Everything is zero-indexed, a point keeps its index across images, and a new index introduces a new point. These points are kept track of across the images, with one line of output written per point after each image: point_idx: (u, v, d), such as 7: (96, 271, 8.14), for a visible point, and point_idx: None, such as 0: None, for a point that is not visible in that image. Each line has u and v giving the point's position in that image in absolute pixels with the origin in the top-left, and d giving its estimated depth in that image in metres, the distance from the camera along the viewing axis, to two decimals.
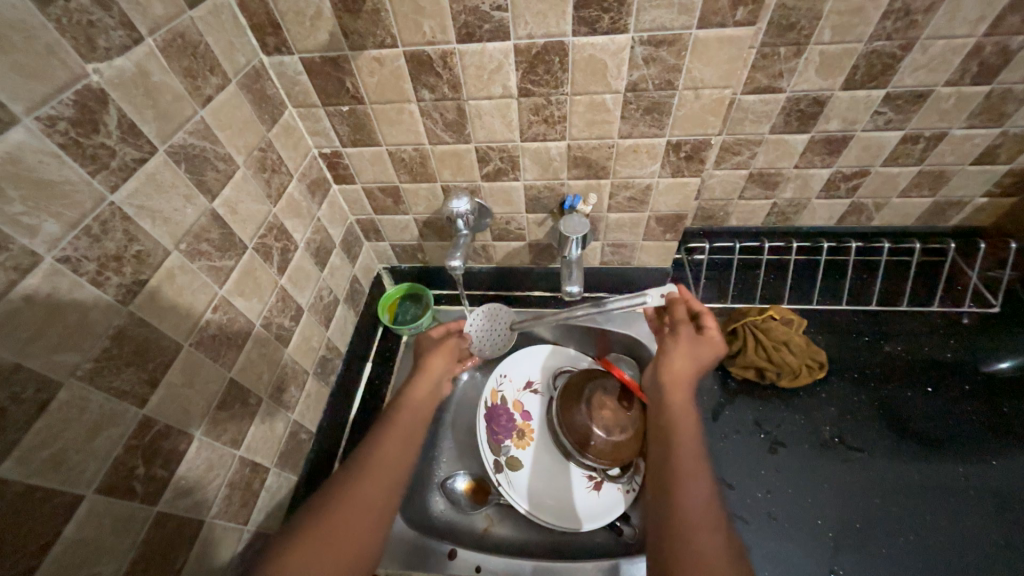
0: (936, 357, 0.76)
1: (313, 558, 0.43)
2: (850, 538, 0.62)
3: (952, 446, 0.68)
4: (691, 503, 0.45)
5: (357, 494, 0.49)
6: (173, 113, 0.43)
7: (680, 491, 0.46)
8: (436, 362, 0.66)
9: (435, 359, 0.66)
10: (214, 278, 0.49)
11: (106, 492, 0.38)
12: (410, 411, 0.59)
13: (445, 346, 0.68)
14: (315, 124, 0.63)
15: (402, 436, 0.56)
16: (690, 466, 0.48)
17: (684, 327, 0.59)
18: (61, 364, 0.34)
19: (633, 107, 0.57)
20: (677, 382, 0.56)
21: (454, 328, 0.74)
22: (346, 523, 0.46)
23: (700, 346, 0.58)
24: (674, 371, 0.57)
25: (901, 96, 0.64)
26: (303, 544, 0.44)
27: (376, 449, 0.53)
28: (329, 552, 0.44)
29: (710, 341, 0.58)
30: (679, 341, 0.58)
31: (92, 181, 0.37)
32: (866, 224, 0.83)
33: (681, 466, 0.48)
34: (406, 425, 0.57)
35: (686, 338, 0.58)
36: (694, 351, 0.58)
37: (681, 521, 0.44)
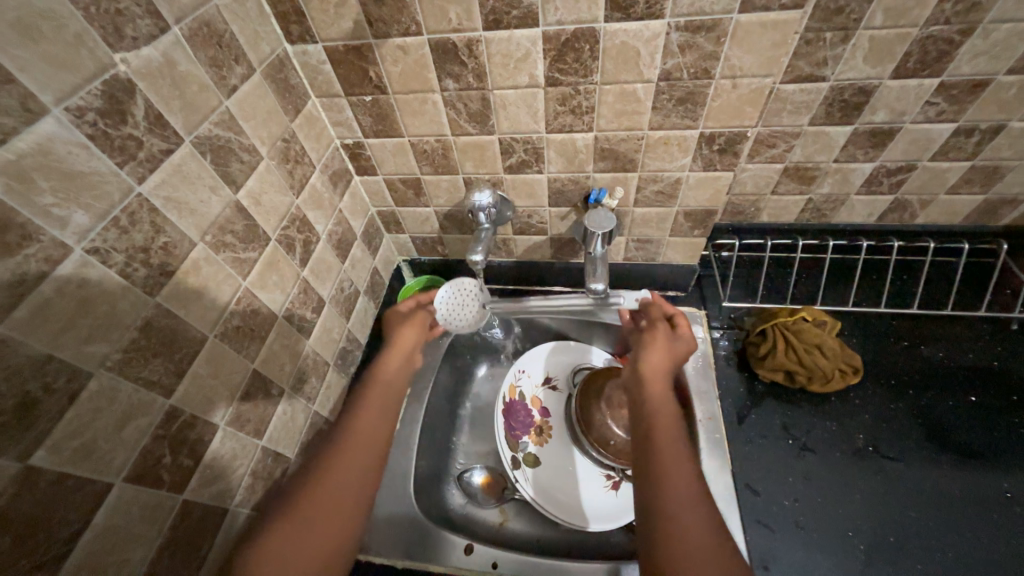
0: (982, 364, 0.72)
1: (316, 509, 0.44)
2: (884, 552, 0.59)
3: (997, 459, 0.64)
4: (688, 516, 0.41)
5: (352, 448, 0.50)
6: (199, 104, 0.43)
7: (670, 504, 0.42)
8: (406, 334, 0.66)
9: (403, 331, 0.66)
10: (238, 270, 0.49)
11: (135, 480, 0.38)
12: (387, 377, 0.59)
13: (414, 320, 0.68)
14: (338, 114, 0.63)
15: (386, 398, 0.57)
16: (679, 473, 0.44)
17: (659, 325, 0.61)
18: (91, 355, 0.35)
19: (666, 97, 0.55)
20: (656, 384, 0.54)
21: (425, 299, 0.73)
22: (340, 483, 0.47)
23: (675, 344, 0.59)
24: (651, 368, 0.55)
25: (956, 85, 0.59)
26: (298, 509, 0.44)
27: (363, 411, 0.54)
28: (322, 512, 0.45)
29: (684, 339, 0.60)
30: (654, 339, 0.59)
31: (120, 172, 0.36)
32: (909, 222, 0.78)
33: (669, 473, 0.44)
34: (383, 388, 0.58)
35: (660, 337, 0.59)
36: (670, 350, 0.58)
37: (679, 538, 0.40)
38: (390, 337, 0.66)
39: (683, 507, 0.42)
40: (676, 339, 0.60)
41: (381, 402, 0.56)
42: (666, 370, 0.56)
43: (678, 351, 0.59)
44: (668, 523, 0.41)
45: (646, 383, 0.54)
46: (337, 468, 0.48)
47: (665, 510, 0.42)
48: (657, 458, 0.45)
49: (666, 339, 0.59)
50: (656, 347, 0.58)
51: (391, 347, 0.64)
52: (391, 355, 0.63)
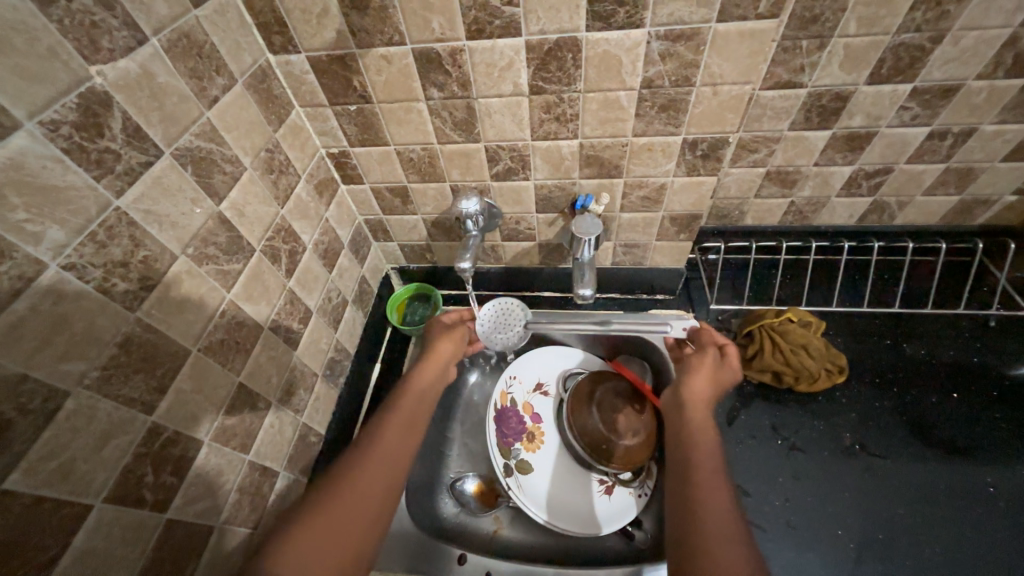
0: (963, 360, 0.74)
1: (339, 517, 0.44)
2: (873, 549, 0.60)
3: (979, 454, 0.65)
4: (723, 548, 0.41)
5: (379, 458, 0.50)
6: (178, 115, 0.43)
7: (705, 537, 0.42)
8: (444, 347, 0.68)
9: (442, 343, 0.69)
10: (221, 282, 0.48)
11: (115, 501, 0.37)
12: (410, 401, 0.59)
13: (450, 334, 0.70)
14: (323, 123, 0.62)
15: (405, 427, 0.55)
16: (719, 507, 0.45)
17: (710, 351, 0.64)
18: (68, 373, 0.34)
19: (648, 105, 0.55)
20: (699, 419, 0.55)
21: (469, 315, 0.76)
22: (361, 498, 0.46)
23: (721, 371, 0.62)
24: (695, 390, 0.59)
25: (929, 90, 0.61)
26: (306, 535, 0.42)
27: (381, 439, 0.52)
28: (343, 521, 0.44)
29: (730, 369, 0.62)
30: (703, 364, 0.62)
31: (98, 186, 0.36)
32: (888, 223, 0.80)
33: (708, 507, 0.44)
34: (409, 409, 0.58)
35: (702, 365, 0.62)
36: (715, 375, 0.61)
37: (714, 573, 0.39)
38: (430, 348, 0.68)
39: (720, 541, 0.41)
40: (721, 371, 0.62)
41: (401, 431, 0.54)
42: (709, 406, 0.57)
43: (722, 380, 0.61)
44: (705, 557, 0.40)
45: (687, 417, 0.56)
46: (347, 498, 0.46)
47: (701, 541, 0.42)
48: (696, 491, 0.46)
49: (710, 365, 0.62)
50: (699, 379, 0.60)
51: (425, 369, 0.64)
52: (422, 379, 0.63)
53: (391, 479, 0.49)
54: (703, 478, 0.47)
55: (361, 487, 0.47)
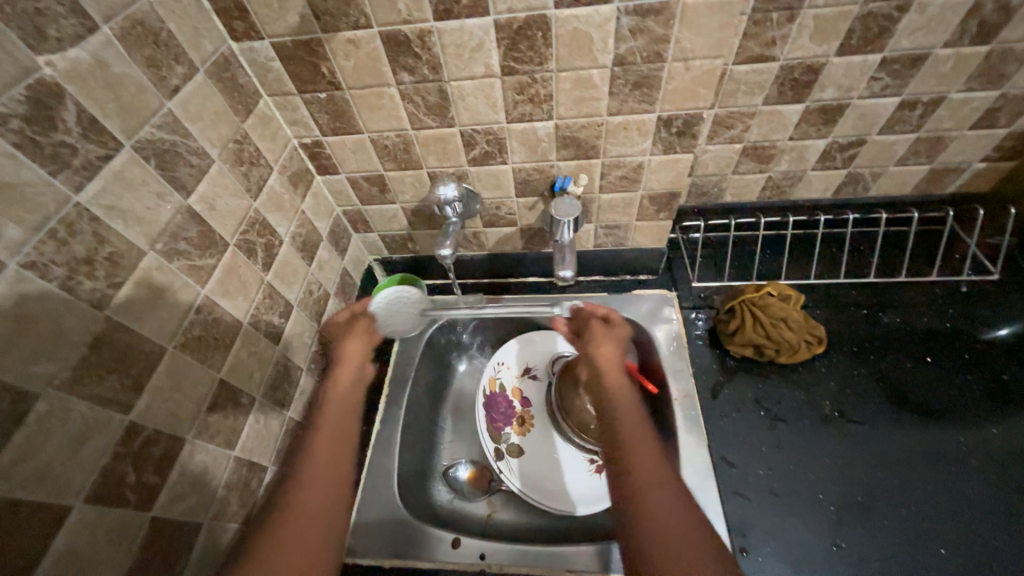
0: (936, 326, 0.76)
1: (298, 523, 0.46)
2: (853, 511, 0.62)
3: (951, 415, 0.68)
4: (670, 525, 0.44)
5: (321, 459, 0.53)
6: (138, 106, 0.41)
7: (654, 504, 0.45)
8: (353, 342, 0.68)
9: (349, 339, 0.68)
10: (195, 278, 0.48)
11: (96, 501, 0.37)
12: (336, 411, 0.59)
13: (356, 329, 0.69)
14: (293, 113, 0.61)
15: (337, 432, 0.57)
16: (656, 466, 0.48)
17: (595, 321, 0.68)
18: (37, 375, 0.33)
19: (621, 82, 0.55)
20: (622, 383, 0.59)
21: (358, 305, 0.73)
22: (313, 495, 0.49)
23: (613, 332, 0.67)
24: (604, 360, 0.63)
25: (897, 60, 0.62)
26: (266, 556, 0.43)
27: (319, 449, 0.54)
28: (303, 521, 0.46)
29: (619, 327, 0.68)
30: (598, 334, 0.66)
31: (55, 182, 0.35)
32: (863, 194, 0.81)
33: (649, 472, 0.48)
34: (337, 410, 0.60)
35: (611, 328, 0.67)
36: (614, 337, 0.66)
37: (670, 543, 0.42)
38: (337, 350, 0.67)
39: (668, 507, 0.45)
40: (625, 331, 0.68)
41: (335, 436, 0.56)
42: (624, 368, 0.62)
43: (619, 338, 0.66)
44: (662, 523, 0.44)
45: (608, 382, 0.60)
46: (300, 507, 0.47)
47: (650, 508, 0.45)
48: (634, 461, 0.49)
49: (609, 335, 0.66)
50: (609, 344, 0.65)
51: (342, 376, 0.65)
52: (342, 389, 0.63)
53: (337, 478, 0.51)
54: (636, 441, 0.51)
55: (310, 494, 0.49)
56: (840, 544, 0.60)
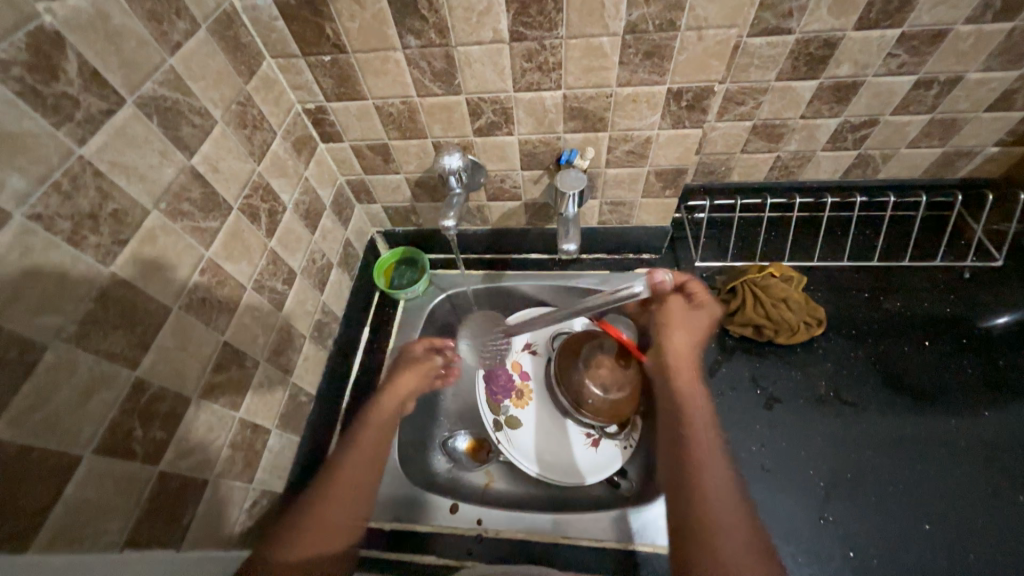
0: (936, 311, 0.76)
1: (326, 521, 0.55)
2: (840, 487, 0.64)
3: (945, 399, 0.69)
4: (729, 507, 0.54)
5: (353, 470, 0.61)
6: (139, 61, 0.41)
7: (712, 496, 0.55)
8: (409, 378, 0.73)
9: (407, 375, 0.74)
10: (199, 240, 0.47)
11: (106, 452, 0.38)
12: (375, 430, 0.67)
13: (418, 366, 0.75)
14: (297, 76, 0.60)
15: (367, 456, 0.63)
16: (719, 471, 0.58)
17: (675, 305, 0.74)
18: (44, 327, 0.34)
19: (632, 52, 0.54)
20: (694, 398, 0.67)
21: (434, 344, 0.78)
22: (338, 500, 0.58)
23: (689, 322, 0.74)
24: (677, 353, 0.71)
25: (917, 36, 0.60)
26: (282, 559, 0.51)
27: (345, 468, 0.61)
28: (331, 522, 0.56)
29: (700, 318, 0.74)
30: (674, 322, 0.74)
31: (57, 133, 0.34)
32: (872, 176, 0.81)
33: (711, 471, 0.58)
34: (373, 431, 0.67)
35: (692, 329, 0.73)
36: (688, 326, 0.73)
37: (719, 529, 0.52)
38: (392, 381, 0.73)
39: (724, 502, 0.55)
40: (698, 333, 0.74)
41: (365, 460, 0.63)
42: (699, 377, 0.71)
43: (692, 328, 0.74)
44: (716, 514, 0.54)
45: (681, 387, 0.69)
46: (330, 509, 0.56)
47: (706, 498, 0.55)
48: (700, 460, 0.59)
49: (683, 327, 0.74)
50: (682, 344, 0.72)
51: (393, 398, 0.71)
52: (382, 411, 0.69)
53: (356, 500, 0.59)
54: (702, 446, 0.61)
55: (328, 510, 0.56)
56: (826, 518, 0.61)
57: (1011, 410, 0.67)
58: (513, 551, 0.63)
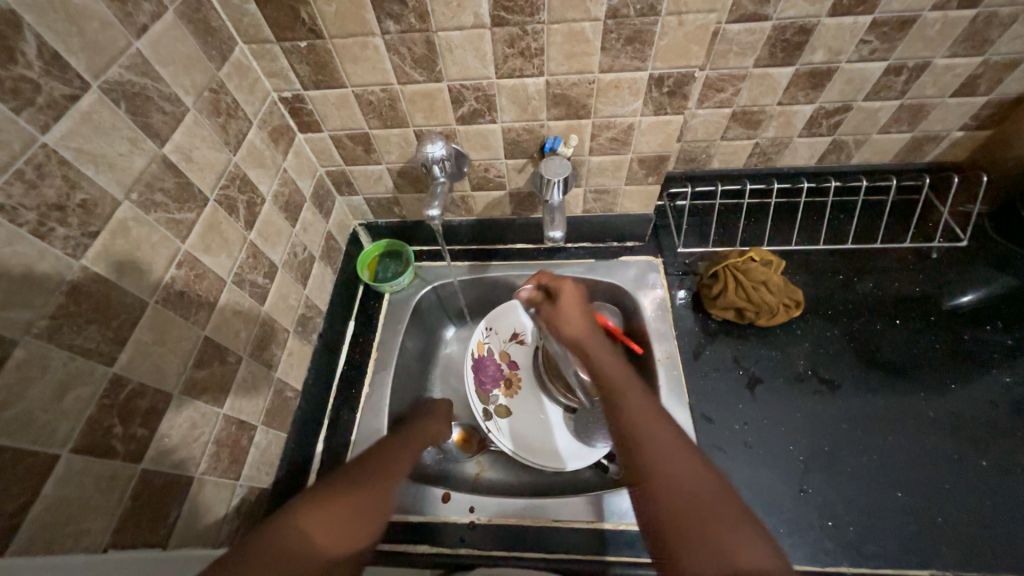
0: (906, 291, 0.79)
1: (345, 511, 0.47)
2: (819, 460, 0.66)
3: (915, 373, 0.72)
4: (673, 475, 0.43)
5: (385, 468, 0.54)
6: (103, 44, 0.39)
7: (672, 492, 0.43)
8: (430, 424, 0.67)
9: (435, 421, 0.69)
10: (174, 231, 0.46)
11: (84, 451, 0.37)
12: (406, 443, 0.60)
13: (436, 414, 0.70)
14: (272, 63, 0.58)
15: (385, 476, 0.53)
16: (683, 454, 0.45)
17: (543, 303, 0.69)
18: (13, 321, 0.32)
19: (614, 37, 0.54)
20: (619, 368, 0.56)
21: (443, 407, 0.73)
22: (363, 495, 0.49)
23: (570, 303, 0.66)
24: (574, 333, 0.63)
25: (887, 23, 0.62)
26: (290, 533, 0.42)
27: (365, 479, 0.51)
28: (348, 510, 0.47)
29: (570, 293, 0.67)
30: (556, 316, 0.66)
31: (18, 120, 0.33)
32: (845, 162, 0.83)
33: (671, 468, 0.44)
34: (404, 443, 0.60)
35: (575, 307, 0.66)
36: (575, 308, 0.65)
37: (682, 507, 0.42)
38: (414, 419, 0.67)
39: (691, 496, 0.42)
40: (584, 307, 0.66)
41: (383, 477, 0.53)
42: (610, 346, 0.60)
43: (571, 305, 0.66)
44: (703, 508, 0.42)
45: (613, 383, 0.53)
46: (351, 499, 0.48)
47: (676, 502, 0.42)
48: (655, 463, 0.45)
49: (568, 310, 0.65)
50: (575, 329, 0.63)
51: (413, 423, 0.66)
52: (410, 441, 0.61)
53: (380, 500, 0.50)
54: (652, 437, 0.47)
55: (329, 518, 0.45)
56: (806, 489, 0.64)
57: (977, 383, 0.70)
58: (507, 538, 0.64)
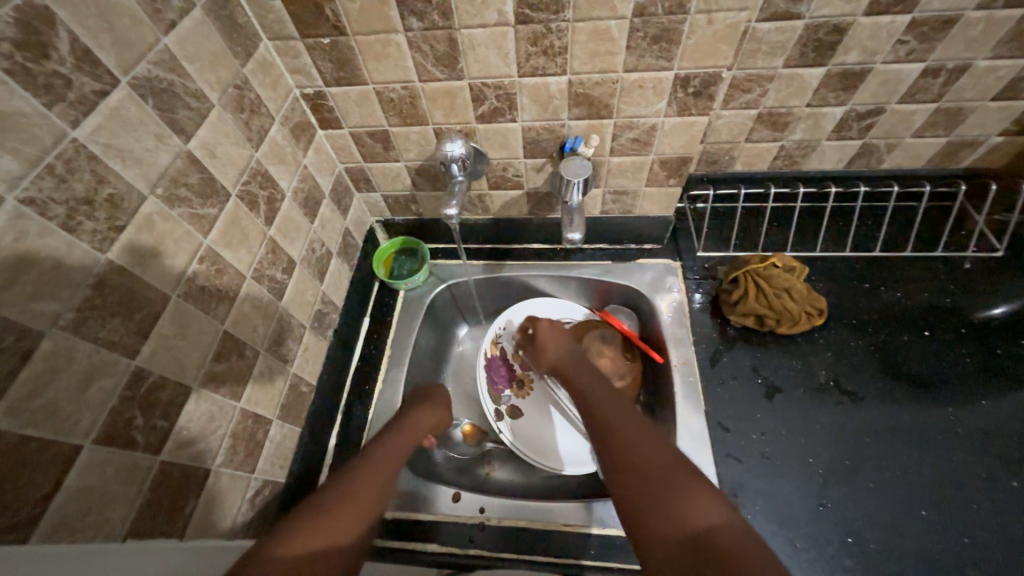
0: (936, 301, 0.76)
1: (343, 510, 0.45)
2: (840, 474, 0.64)
3: (944, 387, 0.69)
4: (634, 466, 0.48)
5: (379, 463, 0.53)
6: (132, 39, 0.39)
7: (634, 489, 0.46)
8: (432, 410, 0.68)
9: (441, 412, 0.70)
10: (196, 227, 0.46)
11: (106, 442, 0.37)
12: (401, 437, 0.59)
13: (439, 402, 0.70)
14: (294, 60, 0.58)
15: (383, 472, 0.52)
16: (642, 436, 0.51)
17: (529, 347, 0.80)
18: (40, 313, 0.33)
19: (640, 35, 0.53)
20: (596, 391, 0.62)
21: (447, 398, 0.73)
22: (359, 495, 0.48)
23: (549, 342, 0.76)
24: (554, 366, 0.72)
25: (927, 22, 0.59)
26: (290, 536, 0.40)
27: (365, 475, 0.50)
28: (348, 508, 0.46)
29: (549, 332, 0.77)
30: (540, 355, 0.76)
31: (49, 114, 0.33)
32: (876, 166, 0.81)
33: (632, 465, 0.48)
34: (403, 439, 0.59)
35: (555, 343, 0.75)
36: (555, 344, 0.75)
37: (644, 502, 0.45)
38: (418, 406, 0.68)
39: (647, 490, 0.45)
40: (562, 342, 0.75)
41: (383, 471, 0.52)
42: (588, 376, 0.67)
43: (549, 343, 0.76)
44: (652, 476, 0.46)
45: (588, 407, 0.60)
46: (348, 499, 0.47)
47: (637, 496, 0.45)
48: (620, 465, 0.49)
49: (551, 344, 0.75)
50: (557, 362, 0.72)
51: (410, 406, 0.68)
52: (408, 425, 0.62)
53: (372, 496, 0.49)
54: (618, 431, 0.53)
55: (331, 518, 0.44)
56: (825, 504, 0.62)
57: (1010, 399, 0.67)
58: (518, 541, 0.63)
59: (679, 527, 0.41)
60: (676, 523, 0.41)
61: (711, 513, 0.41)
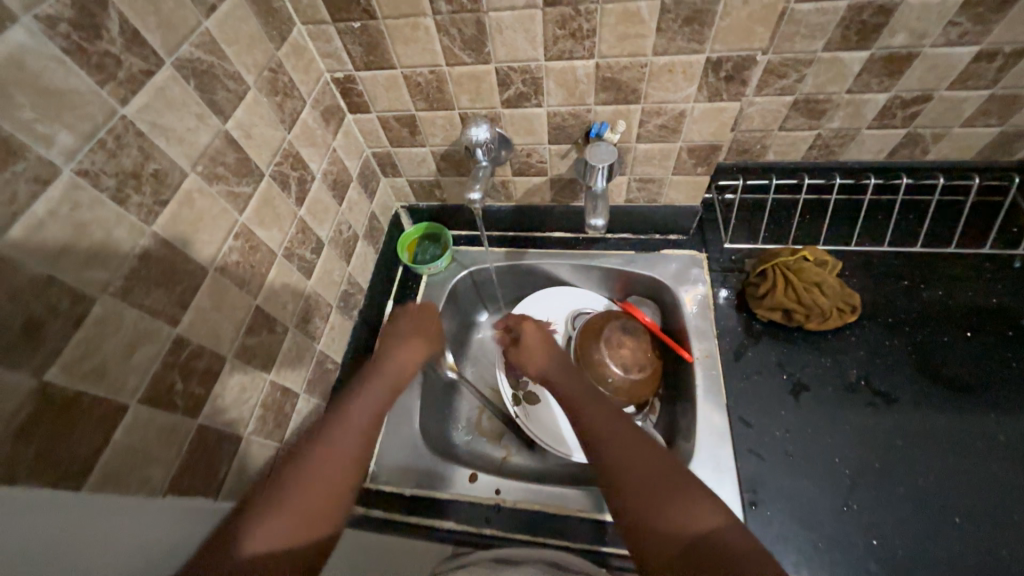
0: (981, 301, 0.72)
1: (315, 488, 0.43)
2: (868, 476, 0.62)
3: (986, 392, 0.66)
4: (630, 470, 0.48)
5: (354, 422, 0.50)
6: (176, 22, 0.41)
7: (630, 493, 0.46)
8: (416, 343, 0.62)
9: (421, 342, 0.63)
10: (232, 205, 0.48)
11: (149, 404, 0.40)
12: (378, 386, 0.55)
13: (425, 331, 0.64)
14: (326, 44, 0.60)
15: (352, 438, 0.49)
16: (632, 438, 0.51)
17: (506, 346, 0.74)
18: (93, 280, 0.35)
19: (671, 17, 0.51)
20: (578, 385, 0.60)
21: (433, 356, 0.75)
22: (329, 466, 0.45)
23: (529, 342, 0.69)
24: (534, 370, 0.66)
25: (983, 2, 0.56)
26: (265, 525, 0.40)
27: (330, 447, 0.46)
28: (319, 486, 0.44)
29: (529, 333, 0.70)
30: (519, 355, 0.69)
31: (101, 92, 0.35)
32: (919, 157, 0.77)
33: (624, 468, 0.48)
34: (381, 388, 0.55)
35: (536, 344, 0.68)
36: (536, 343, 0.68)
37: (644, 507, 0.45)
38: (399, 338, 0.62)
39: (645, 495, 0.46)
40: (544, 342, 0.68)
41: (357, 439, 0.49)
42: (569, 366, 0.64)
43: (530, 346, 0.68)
44: (647, 480, 0.46)
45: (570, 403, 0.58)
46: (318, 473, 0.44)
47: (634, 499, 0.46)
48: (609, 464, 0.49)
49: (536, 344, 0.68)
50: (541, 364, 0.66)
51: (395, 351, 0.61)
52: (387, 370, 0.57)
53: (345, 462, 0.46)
54: (607, 432, 0.51)
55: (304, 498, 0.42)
56: (850, 506, 0.60)
57: None
58: (533, 525, 0.64)
59: (679, 532, 0.42)
60: (674, 528, 0.43)
61: (705, 518, 0.43)
